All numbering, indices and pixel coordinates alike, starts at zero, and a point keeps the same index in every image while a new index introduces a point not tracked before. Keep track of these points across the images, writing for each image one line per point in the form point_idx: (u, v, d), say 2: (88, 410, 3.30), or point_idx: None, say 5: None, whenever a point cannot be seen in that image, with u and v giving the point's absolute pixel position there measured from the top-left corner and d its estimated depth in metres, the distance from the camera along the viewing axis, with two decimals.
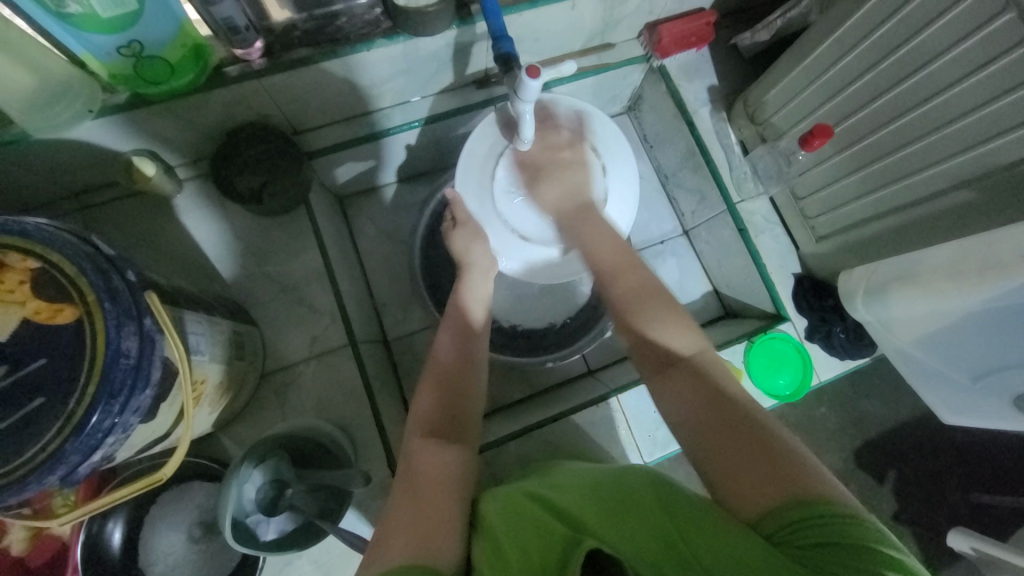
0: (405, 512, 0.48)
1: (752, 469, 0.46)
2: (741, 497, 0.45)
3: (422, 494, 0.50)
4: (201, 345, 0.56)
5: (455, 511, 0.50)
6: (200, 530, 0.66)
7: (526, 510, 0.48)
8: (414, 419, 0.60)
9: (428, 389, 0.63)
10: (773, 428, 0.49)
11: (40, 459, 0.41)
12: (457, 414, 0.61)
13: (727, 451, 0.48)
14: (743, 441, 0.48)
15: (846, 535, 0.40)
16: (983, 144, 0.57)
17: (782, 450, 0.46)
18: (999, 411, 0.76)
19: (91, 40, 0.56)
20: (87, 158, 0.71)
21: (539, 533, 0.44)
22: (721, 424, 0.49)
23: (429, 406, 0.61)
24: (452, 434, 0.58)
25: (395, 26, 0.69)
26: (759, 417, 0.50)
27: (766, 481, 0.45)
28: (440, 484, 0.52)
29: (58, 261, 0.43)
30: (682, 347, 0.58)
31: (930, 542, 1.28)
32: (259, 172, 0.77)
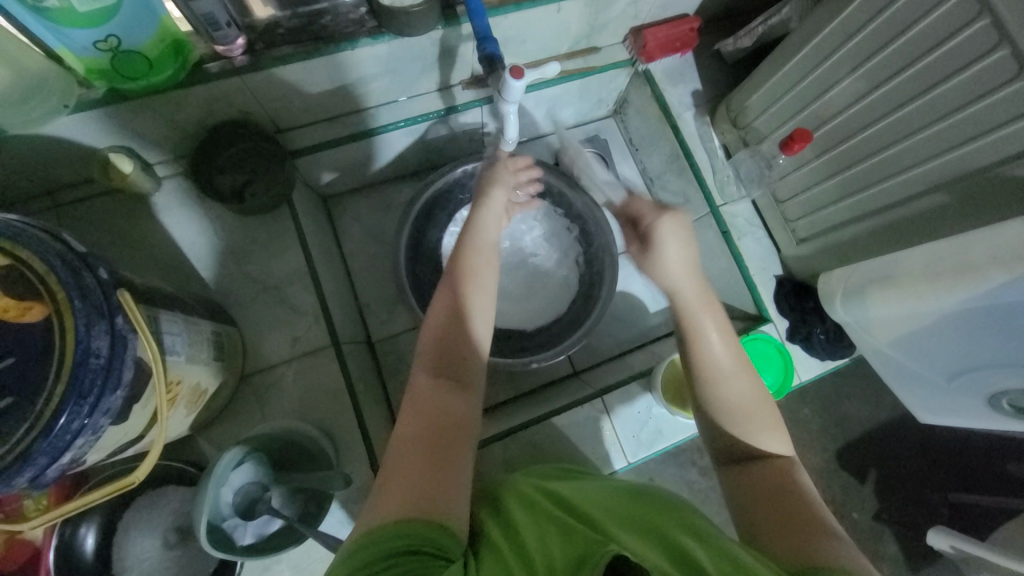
0: (407, 469, 0.48)
1: (788, 533, 0.48)
2: (775, 550, 0.47)
3: (437, 444, 0.50)
4: (177, 345, 0.55)
5: (467, 460, 0.51)
6: (175, 535, 0.65)
7: (543, 509, 0.49)
8: (429, 329, 0.59)
9: (433, 314, 0.59)
10: (825, 516, 0.50)
11: (5, 462, 0.39)
12: (463, 354, 0.57)
13: (777, 520, 0.50)
14: (790, 521, 0.49)
15: None
16: (955, 149, 0.59)
17: (827, 532, 0.48)
18: (973, 410, 0.78)
19: (68, 33, 0.55)
20: (62, 154, 0.69)
21: (556, 529, 0.45)
22: (779, 504, 0.52)
23: (432, 340, 0.58)
24: (458, 378, 0.56)
25: (381, 26, 0.69)
26: (816, 510, 0.51)
27: (801, 544, 0.46)
28: (445, 432, 0.52)
29: (28, 258, 0.42)
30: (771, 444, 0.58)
31: (910, 540, 1.31)
32: (241, 171, 0.76)
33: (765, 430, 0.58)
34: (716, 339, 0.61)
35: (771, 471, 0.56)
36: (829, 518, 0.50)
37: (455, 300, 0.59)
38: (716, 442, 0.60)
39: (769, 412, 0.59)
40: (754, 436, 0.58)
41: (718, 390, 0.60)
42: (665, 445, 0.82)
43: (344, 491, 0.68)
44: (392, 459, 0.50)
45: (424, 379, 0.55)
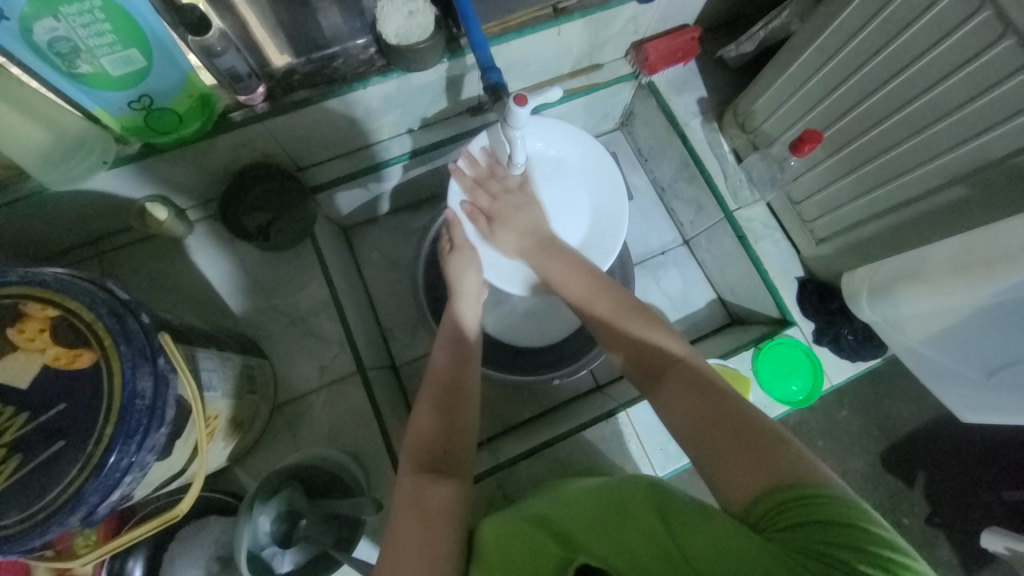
0: (411, 538, 0.50)
1: (732, 450, 0.49)
2: (732, 487, 0.48)
3: (427, 524, 0.52)
4: (213, 380, 0.58)
5: (453, 539, 0.52)
6: (217, 564, 0.66)
7: (523, 536, 0.50)
8: (412, 435, 0.61)
9: (428, 411, 0.63)
10: (750, 410, 0.52)
11: (62, 500, 0.42)
12: (449, 447, 0.61)
13: (718, 442, 0.50)
14: (725, 433, 0.50)
15: (822, 513, 0.42)
16: (971, 140, 0.58)
17: (761, 432, 0.49)
18: (1016, 407, 0.74)
19: (104, 96, 0.59)
20: (103, 206, 0.74)
21: (534, 563, 0.47)
22: (714, 419, 0.52)
23: (421, 438, 0.61)
24: (445, 467, 0.58)
25: (389, 63, 0.72)
26: (732, 401, 0.53)
27: (755, 468, 0.47)
28: (439, 515, 0.53)
29: (77, 308, 0.45)
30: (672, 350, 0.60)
31: (969, 547, 1.24)
32: (266, 210, 0.80)
33: (652, 332, 0.62)
34: (556, 256, 0.73)
35: (687, 378, 0.57)
36: (761, 412, 0.53)
37: (445, 383, 0.66)
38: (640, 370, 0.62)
39: (644, 313, 0.65)
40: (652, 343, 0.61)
41: (601, 301, 0.68)
42: None
43: (375, 516, 0.70)
44: (393, 537, 0.51)
45: (415, 468, 0.58)
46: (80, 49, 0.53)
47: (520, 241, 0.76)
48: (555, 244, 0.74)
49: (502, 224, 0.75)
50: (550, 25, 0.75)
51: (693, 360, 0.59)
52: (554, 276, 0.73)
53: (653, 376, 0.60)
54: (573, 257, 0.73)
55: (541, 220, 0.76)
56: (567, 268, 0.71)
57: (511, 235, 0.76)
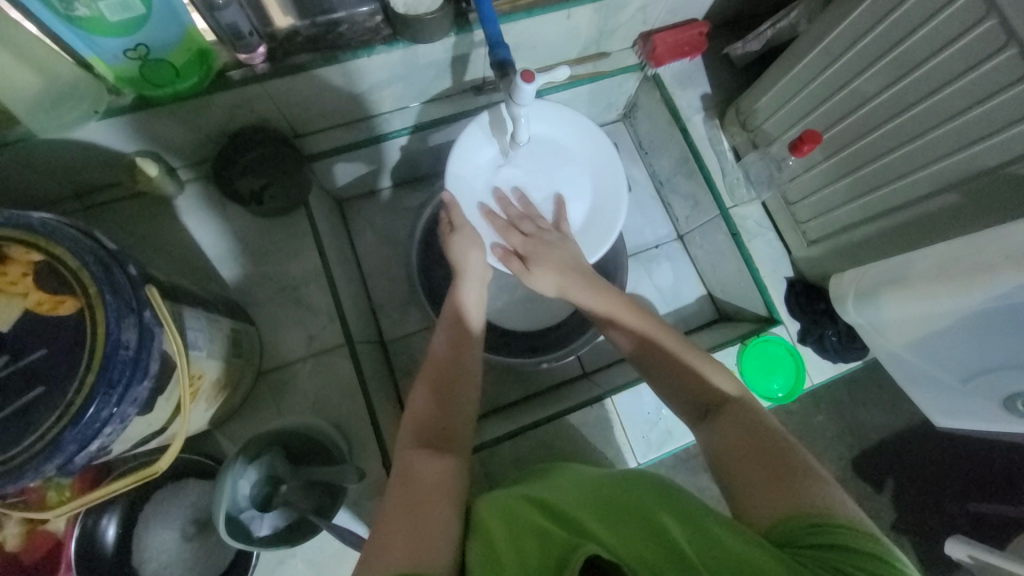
0: (400, 515, 0.49)
1: (764, 475, 0.49)
2: (757, 510, 0.48)
3: (420, 499, 0.51)
4: (199, 340, 0.57)
5: (447, 511, 0.51)
6: (193, 528, 0.66)
7: (520, 517, 0.49)
8: (410, 417, 0.61)
9: (423, 391, 0.63)
10: (794, 447, 0.52)
11: (37, 447, 0.41)
12: (447, 430, 0.60)
13: (748, 467, 0.51)
14: (758, 455, 0.51)
15: (850, 539, 0.42)
16: (965, 149, 0.59)
17: (799, 467, 0.49)
18: (989, 413, 0.77)
19: (99, 42, 0.57)
20: (92, 158, 0.72)
21: (535, 540, 0.45)
22: (749, 446, 0.52)
23: (419, 414, 0.61)
24: (441, 444, 0.58)
25: (395, 33, 0.71)
26: (779, 437, 0.52)
27: (783, 494, 0.47)
28: (437, 490, 0.53)
29: (61, 254, 0.44)
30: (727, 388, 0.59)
31: (929, 551, 1.28)
32: (261, 175, 0.79)
33: (699, 367, 0.61)
34: (585, 289, 0.70)
35: (734, 411, 0.56)
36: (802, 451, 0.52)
37: (446, 364, 0.66)
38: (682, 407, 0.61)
39: (688, 343, 0.64)
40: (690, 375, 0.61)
41: (632, 333, 0.66)
42: (675, 447, 0.82)
43: (356, 487, 0.70)
44: (387, 508, 0.50)
45: (412, 445, 0.57)
46: None
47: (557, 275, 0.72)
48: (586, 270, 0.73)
49: (538, 260, 0.73)
50: (560, 7, 0.74)
51: (744, 398, 0.58)
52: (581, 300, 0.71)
53: (705, 409, 0.59)
54: (610, 289, 0.71)
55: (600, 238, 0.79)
56: (595, 289, 0.71)
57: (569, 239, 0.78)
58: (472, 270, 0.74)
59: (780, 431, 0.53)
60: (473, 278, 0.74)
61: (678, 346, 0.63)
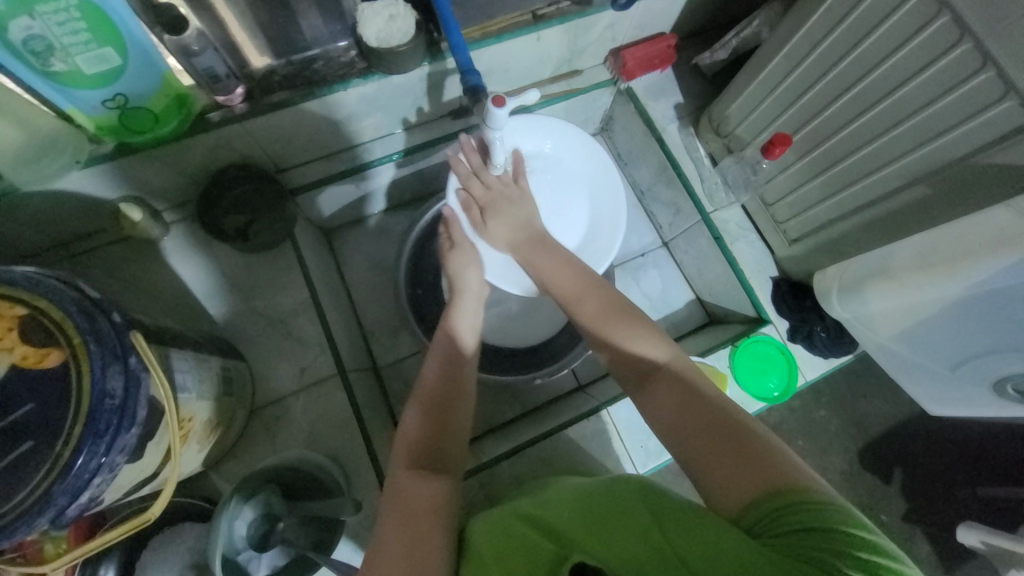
0: (391, 551, 0.48)
1: (715, 451, 0.49)
2: (726, 495, 0.47)
3: (411, 524, 0.51)
4: (188, 382, 0.57)
5: (444, 539, 0.51)
6: (192, 572, 0.66)
7: (515, 535, 0.49)
8: (401, 443, 0.60)
9: (416, 412, 0.63)
10: (737, 413, 0.52)
11: (29, 501, 0.41)
12: (441, 448, 0.60)
13: (705, 450, 0.50)
14: (699, 424, 0.51)
15: (813, 518, 0.41)
16: (930, 142, 0.61)
17: (744, 435, 0.49)
18: (980, 399, 0.78)
19: (78, 95, 0.58)
20: (75, 206, 0.73)
21: (525, 557, 0.45)
22: (698, 427, 0.51)
23: (414, 439, 0.60)
24: (438, 466, 0.58)
25: (370, 66, 0.73)
26: (716, 400, 0.53)
27: (750, 475, 0.46)
28: (428, 513, 0.52)
29: (47, 306, 0.44)
30: (657, 355, 0.60)
31: (943, 541, 1.27)
32: (245, 211, 0.79)
33: (635, 338, 0.62)
34: (564, 267, 0.71)
35: (670, 381, 0.57)
36: (747, 415, 0.52)
37: (441, 391, 0.65)
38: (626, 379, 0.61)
39: (631, 315, 0.64)
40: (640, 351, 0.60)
41: (620, 326, 0.63)
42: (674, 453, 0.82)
43: (356, 518, 0.69)
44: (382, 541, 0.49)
45: (406, 470, 0.57)
46: (54, 48, 0.52)
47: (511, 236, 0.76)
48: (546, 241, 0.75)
49: (494, 214, 0.76)
50: (529, 31, 0.76)
51: (677, 363, 0.59)
52: (542, 271, 0.72)
53: (640, 376, 0.59)
54: (561, 251, 0.73)
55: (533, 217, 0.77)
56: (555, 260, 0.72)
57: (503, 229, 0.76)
58: (469, 287, 0.76)
59: (713, 391, 0.55)
60: (472, 294, 0.76)
61: (614, 313, 0.65)
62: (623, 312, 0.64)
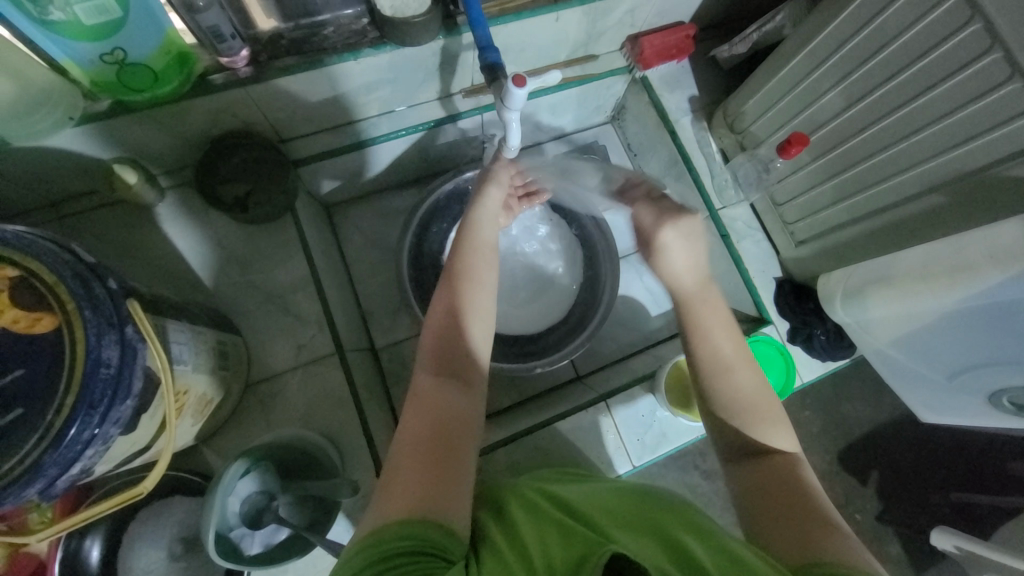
0: (411, 468, 0.48)
1: (786, 522, 0.50)
2: (776, 548, 0.48)
3: (444, 434, 0.50)
4: (184, 354, 0.55)
5: (469, 457, 0.51)
6: (180, 546, 0.65)
7: (515, 523, 0.49)
8: (424, 351, 0.58)
9: (440, 314, 0.59)
10: (823, 504, 0.52)
11: (15, 473, 0.39)
12: (466, 355, 0.57)
13: (778, 520, 0.51)
14: (783, 497, 0.52)
15: None
16: (950, 151, 0.60)
17: (824, 521, 0.49)
18: (974, 408, 0.79)
19: (74, 48, 0.55)
20: (66, 165, 0.69)
21: (531, 539, 0.45)
22: (784, 504, 0.52)
23: (435, 336, 0.58)
24: (462, 375, 0.56)
25: (383, 36, 0.70)
26: (809, 490, 0.53)
27: (813, 549, 0.46)
28: (449, 427, 0.51)
29: (38, 269, 0.42)
30: (777, 439, 0.58)
31: (915, 541, 1.31)
32: (245, 181, 0.77)
33: (764, 425, 0.59)
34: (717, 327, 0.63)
35: (777, 464, 0.56)
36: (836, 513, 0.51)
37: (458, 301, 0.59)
38: (725, 451, 0.60)
39: (764, 401, 0.60)
40: (758, 436, 0.59)
41: (751, 411, 0.60)
42: (670, 448, 0.82)
43: (350, 499, 0.68)
44: (394, 466, 0.49)
45: (429, 377, 0.55)
46: None
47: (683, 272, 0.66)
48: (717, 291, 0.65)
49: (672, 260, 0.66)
50: (549, 10, 0.74)
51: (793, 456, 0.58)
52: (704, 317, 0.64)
53: (746, 447, 0.58)
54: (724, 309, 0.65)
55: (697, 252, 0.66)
56: (722, 323, 0.63)
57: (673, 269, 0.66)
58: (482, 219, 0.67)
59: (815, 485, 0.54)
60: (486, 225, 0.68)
61: (755, 388, 0.61)
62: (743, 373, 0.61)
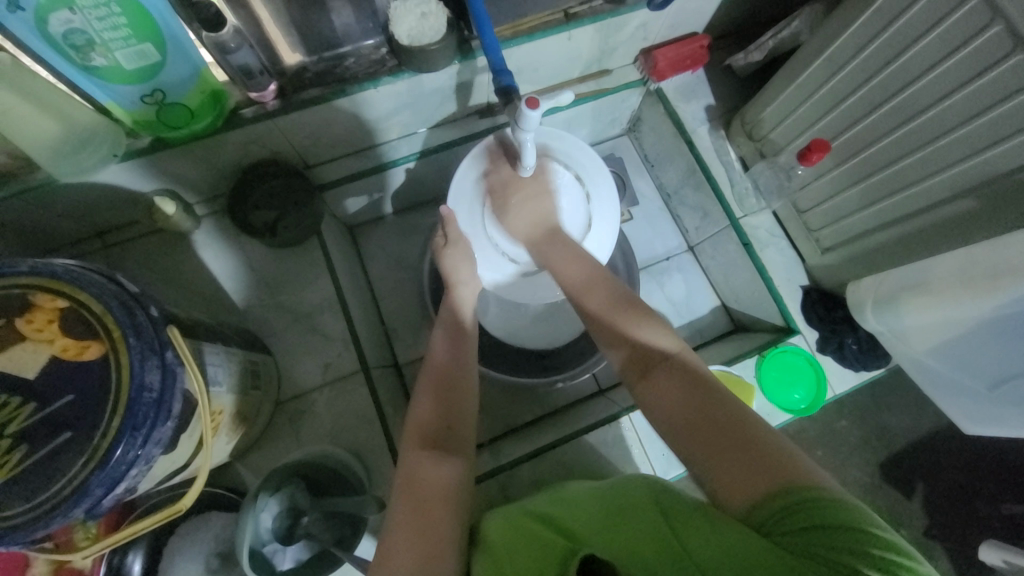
0: (403, 534, 0.51)
1: (722, 450, 0.49)
2: (729, 490, 0.47)
3: (428, 509, 0.53)
4: (219, 375, 0.58)
5: (453, 526, 0.53)
6: (216, 561, 0.67)
7: (526, 532, 0.52)
8: (412, 425, 0.61)
9: (427, 397, 0.63)
10: (741, 404, 0.52)
11: (67, 492, 0.42)
12: (453, 424, 0.62)
13: (717, 453, 0.49)
14: (702, 420, 0.51)
15: (820, 513, 0.41)
16: (980, 153, 0.58)
17: (750, 434, 0.49)
18: (1014, 424, 0.74)
19: (117, 90, 0.60)
20: (112, 198, 0.74)
21: (543, 564, 0.46)
22: (708, 419, 0.51)
23: (424, 416, 0.61)
24: (450, 446, 0.59)
25: (400, 64, 0.72)
26: (718, 392, 0.53)
27: (760, 471, 0.46)
28: (435, 498, 0.54)
29: (86, 300, 0.45)
30: (664, 347, 0.60)
31: (967, 561, 1.23)
32: (274, 207, 0.80)
33: (645, 332, 0.62)
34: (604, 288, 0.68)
35: (673, 370, 0.57)
36: (756, 412, 0.52)
37: (446, 373, 0.65)
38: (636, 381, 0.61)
39: (637, 311, 0.65)
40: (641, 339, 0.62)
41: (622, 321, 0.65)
42: None
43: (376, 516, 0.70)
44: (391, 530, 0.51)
45: (418, 452, 0.58)
46: (94, 42, 0.53)
47: (531, 231, 0.75)
48: (564, 236, 0.74)
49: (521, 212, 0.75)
50: (561, 30, 0.75)
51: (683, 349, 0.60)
52: (557, 264, 0.72)
53: (643, 368, 0.59)
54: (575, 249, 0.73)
55: (551, 213, 0.75)
56: (571, 257, 0.71)
57: (521, 220, 0.75)
58: (467, 280, 0.75)
59: (719, 383, 0.55)
60: (468, 285, 0.75)
61: (623, 306, 0.66)
62: (624, 302, 0.67)
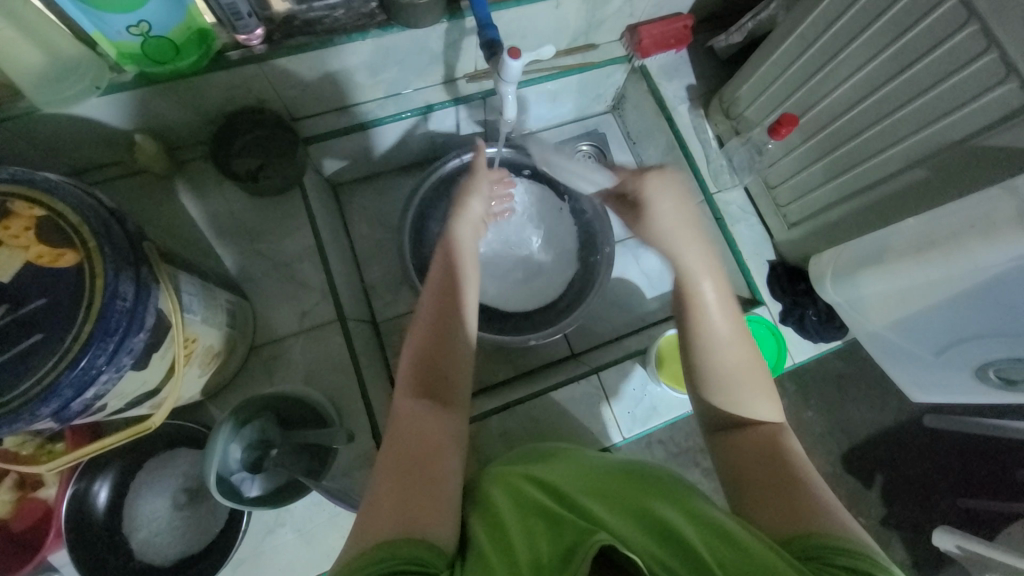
0: (389, 491, 0.48)
1: (776, 494, 0.51)
2: (770, 524, 0.49)
3: (412, 458, 0.51)
4: (193, 304, 0.59)
5: (450, 473, 0.51)
6: (183, 497, 0.68)
7: (526, 497, 0.50)
8: (402, 376, 0.60)
9: (413, 347, 0.61)
10: (797, 459, 0.54)
11: (35, 392, 0.42)
12: (449, 375, 0.60)
13: (772, 494, 0.51)
14: (769, 468, 0.53)
15: (853, 559, 0.43)
16: (930, 125, 0.62)
17: (806, 486, 0.51)
18: (962, 384, 0.80)
19: (104, 19, 0.59)
20: (91, 134, 0.74)
21: (545, 521, 0.45)
22: (764, 467, 0.53)
23: (410, 364, 0.60)
24: (445, 398, 0.58)
25: (389, 19, 0.73)
26: (787, 451, 0.55)
27: (800, 513, 0.48)
28: (424, 445, 0.52)
29: (63, 210, 0.46)
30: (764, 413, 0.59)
31: (919, 546, 1.29)
32: (257, 156, 0.82)
33: (754, 399, 0.59)
34: (731, 342, 0.61)
35: (762, 434, 0.57)
36: (812, 474, 0.53)
37: (433, 329, 0.62)
38: (713, 426, 0.61)
39: (760, 380, 0.60)
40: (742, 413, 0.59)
41: (720, 394, 0.60)
42: (660, 422, 0.83)
43: (347, 458, 0.71)
44: (381, 486, 0.48)
45: (410, 402, 0.57)
46: None
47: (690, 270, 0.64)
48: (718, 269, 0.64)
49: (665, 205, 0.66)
50: None
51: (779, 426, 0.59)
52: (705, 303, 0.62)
53: (731, 426, 0.59)
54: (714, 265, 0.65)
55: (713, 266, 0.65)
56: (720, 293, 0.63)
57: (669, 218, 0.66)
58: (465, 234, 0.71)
59: (796, 450, 0.56)
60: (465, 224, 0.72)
61: (747, 366, 0.60)
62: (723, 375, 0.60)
